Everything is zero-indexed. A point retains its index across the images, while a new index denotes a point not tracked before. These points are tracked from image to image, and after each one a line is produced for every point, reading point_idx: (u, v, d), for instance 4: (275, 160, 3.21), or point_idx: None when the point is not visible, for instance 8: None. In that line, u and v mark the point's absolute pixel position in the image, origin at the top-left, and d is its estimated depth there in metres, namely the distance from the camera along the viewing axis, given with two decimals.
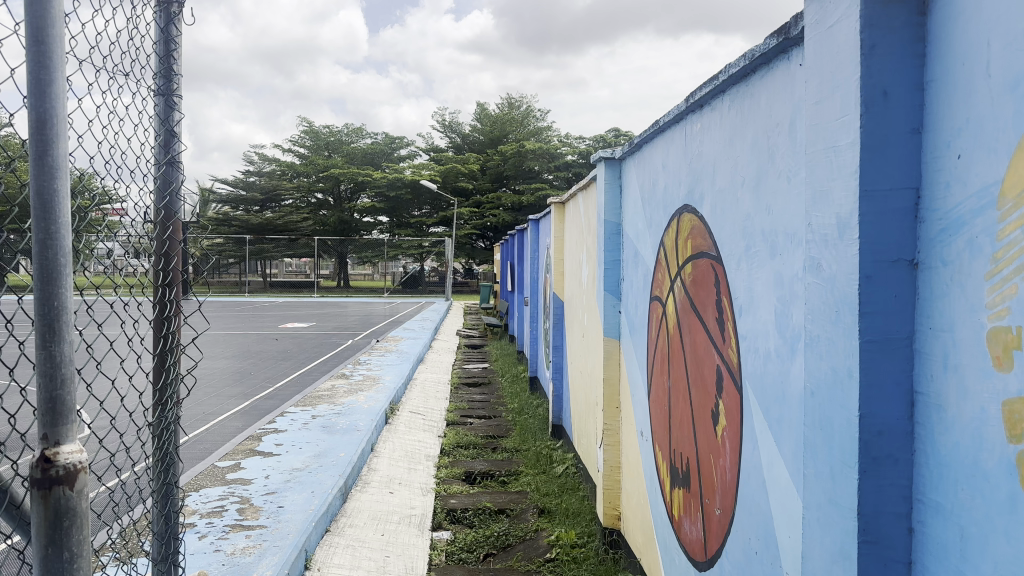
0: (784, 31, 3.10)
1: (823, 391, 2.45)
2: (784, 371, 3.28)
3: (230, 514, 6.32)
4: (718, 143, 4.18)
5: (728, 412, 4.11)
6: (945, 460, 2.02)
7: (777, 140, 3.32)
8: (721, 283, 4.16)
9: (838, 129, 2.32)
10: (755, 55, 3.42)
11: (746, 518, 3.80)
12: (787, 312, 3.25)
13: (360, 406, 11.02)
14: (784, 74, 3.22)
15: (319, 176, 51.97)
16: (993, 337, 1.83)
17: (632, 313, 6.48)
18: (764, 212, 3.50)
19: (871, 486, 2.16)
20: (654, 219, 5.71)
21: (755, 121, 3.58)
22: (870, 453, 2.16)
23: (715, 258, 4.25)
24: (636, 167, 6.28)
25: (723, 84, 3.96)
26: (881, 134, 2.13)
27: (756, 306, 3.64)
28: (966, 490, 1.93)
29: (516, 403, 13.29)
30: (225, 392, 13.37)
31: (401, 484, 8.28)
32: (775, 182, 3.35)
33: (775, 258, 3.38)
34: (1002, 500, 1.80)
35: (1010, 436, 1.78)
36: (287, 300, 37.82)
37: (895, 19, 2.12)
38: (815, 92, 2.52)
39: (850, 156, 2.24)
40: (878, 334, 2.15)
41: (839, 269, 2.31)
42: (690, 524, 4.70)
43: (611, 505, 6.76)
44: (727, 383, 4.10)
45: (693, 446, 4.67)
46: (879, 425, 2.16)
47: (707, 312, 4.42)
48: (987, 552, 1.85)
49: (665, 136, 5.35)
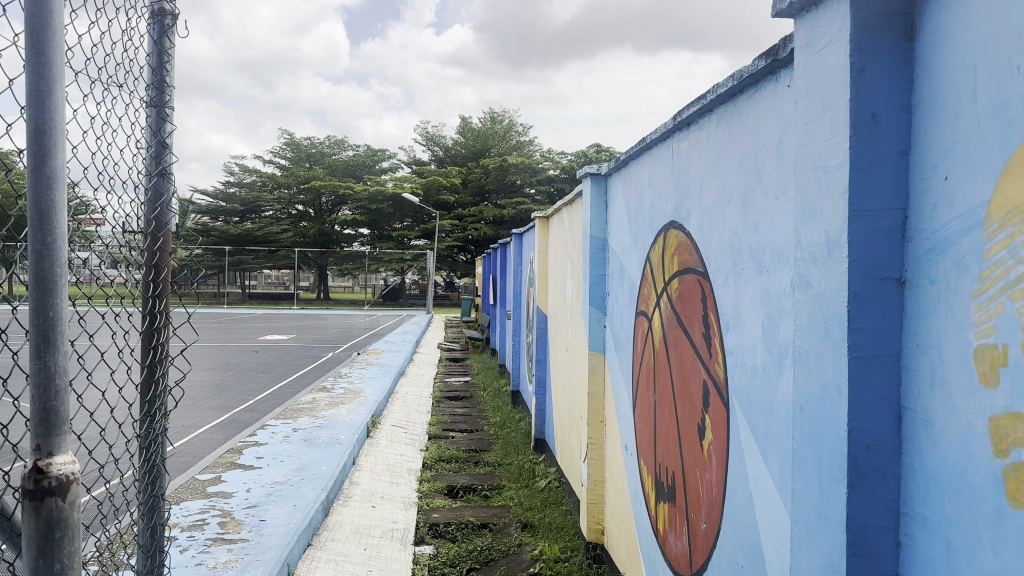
0: (774, 53, 3.16)
1: (812, 406, 2.49)
2: (771, 386, 3.33)
3: (211, 527, 6.26)
4: (705, 161, 4.25)
5: (714, 425, 4.15)
6: (933, 475, 2.06)
7: (765, 159, 3.39)
8: (709, 299, 4.21)
9: (827, 148, 2.38)
10: (743, 75, 3.49)
11: (732, 532, 3.83)
12: (774, 328, 3.30)
13: (341, 419, 10.96)
14: (771, 95, 3.29)
15: (302, 188, 51.89)
16: (980, 354, 1.88)
17: (617, 327, 6.53)
18: (752, 230, 3.56)
19: (858, 499, 2.20)
20: (640, 234, 5.77)
21: (744, 140, 3.63)
22: (858, 467, 2.20)
23: (702, 274, 4.31)
24: (622, 184, 6.35)
25: (710, 103, 4.03)
26: (870, 156, 2.19)
27: (742, 321, 3.70)
28: (953, 504, 1.98)
29: (498, 416, 13.32)
30: (206, 404, 13.29)
31: (383, 497, 8.23)
32: (763, 200, 3.41)
33: (762, 275, 3.43)
34: (989, 513, 1.84)
35: (998, 451, 1.82)
36: (267, 313, 37.60)
37: (884, 44, 2.18)
38: (805, 113, 2.58)
39: (839, 176, 2.29)
40: (866, 350, 2.20)
41: (828, 287, 2.36)
42: (676, 538, 4.73)
43: (596, 520, 6.80)
44: (714, 398, 4.14)
45: (679, 459, 4.71)
46: (867, 439, 2.20)
47: (694, 327, 4.47)
48: (975, 565, 1.88)
49: (653, 153, 5.41)
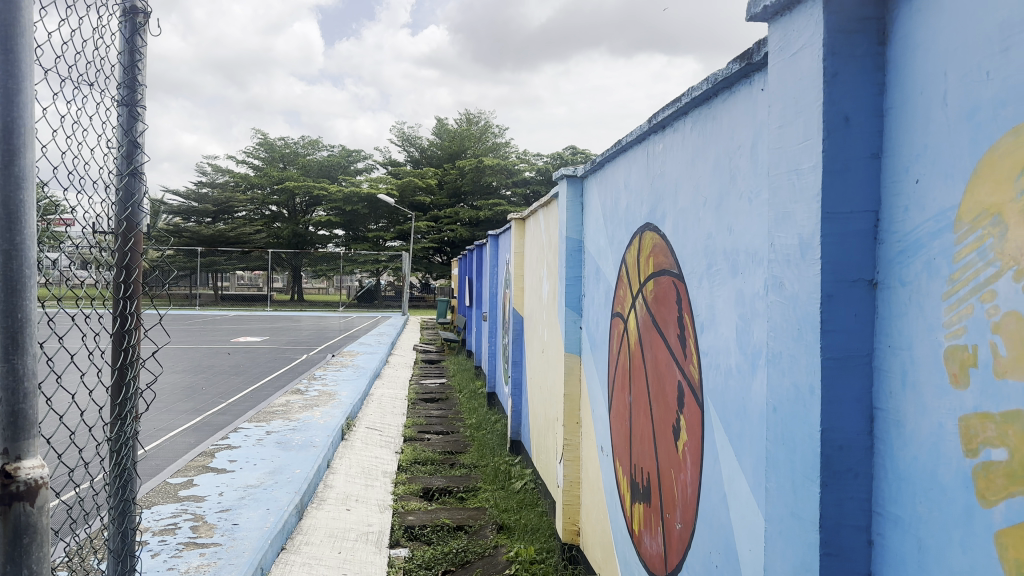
0: (748, 57, 3.19)
1: (785, 406, 2.52)
2: (744, 387, 3.36)
3: (184, 531, 6.18)
4: (680, 163, 4.27)
5: (689, 425, 4.17)
6: (904, 474, 2.09)
7: (739, 163, 3.42)
8: (684, 301, 4.24)
9: (800, 151, 2.41)
10: (718, 79, 3.52)
11: (707, 532, 3.86)
12: (748, 329, 3.33)
13: (316, 422, 10.88)
14: (746, 98, 3.32)
15: (276, 189, 51.44)
16: (951, 355, 1.92)
17: (593, 329, 6.55)
18: (726, 232, 3.59)
19: (831, 499, 2.23)
20: (616, 236, 5.79)
21: (719, 143, 3.66)
22: (830, 467, 2.23)
23: (677, 275, 4.34)
24: (598, 186, 6.38)
25: (685, 106, 4.06)
26: (842, 159, 2.22)
27: (716, 322, 3.73)
28: (924, 503, 2.01)
29: (474, 418, 13.29)
30: (178, 407, 13.12)
31: (358, 500, 8.18)
32: (737, 203, 3.44)
33: (736, 277, 3.47)
34: (958, 512, 1.87)
35: (968, 451, 1.85)
36: (240, 315, 37.21)
37: (856, 48, 2.22)
38: (779, 117, 2.61)
39: (812, 178, 2.32)
40: (838, 351, 2.23)
41: (801, 288, 2.39)
42: (651, 539, 4.75)
43: (571, 520, 6.81)
44: (689, 399, 4.17)
45: (654, 460, 4.74)
46: (840, 439, 2.23)
47: (669, 328, 4.50)
48: (945, 563, 1.91)
49: (628, 156, 5.44)
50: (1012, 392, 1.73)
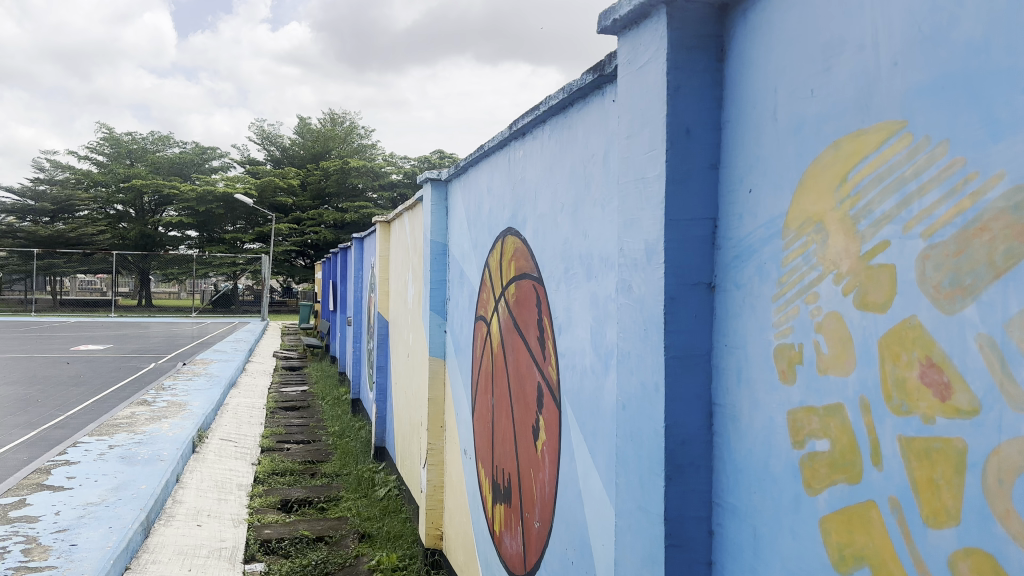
0: (600, 68, 3.29)
1: (633, 404, 2.61)
2: (598, 387, 3.46)
3: (11, 556, 5.62)
4: (539, 169, 4.35)
5: (547, 426, 4.25)
6: (740, 466, 2.22)
7: (593, 170, 3.52)
8: (543, 304, 4.31)
9: (646, 160, 2.50)
10: (573, 89, 3.61)
11: (563, 529, 3.94)
12: (601, 331, 3.43)
13: (164, 434, 10.23)
14: (598, 108, 3.43)
15: (122, 186, 48.11)
16: (779, 353, 2.06)
17: (457, 332, 6.55)
18: (581, 237, 3.68)
19: (676, 492, 2.33)
20: (479, 240, 5.82)
21: (574, 150, 3.76)
22: (674, 462, 2.33)
23: (537, 279, 4.40)
24: (462, 190, 6.39)
25: (543, 113, 4.14)
26: (685, 168, 2.33)
27: (573, 324, 3.82)
28: (757, 492, 2.14)
29: (336, 426, 12.96)
30: (5, 421, 11.96)
31: (210, 515, 7.75)
32: (591, 209, 3.54)
33: (591, 281, 3.56)
34: (788, 500, 2.01)
35: (795, 442, 1.99)
36: (79, 321, 34.46)
37: (696, 64, 2.33)
38: (627, 126, 2.69)
39: (656, 187, 2.41)
40: (682, 351, 2.33)
41: (647, 291, 2.48)
42: (511, 539, 4.80)
43: (434, 525, 6.77)
44: (548, 400, 4.24)
45: (515, 461, 4.79)
46: (682, 435, 2.33)
47: (529, 330, 4.57)
48: (777, 548, 2.05)
49: (490, 160, 5.48)
50: (832, 387, 1.88)
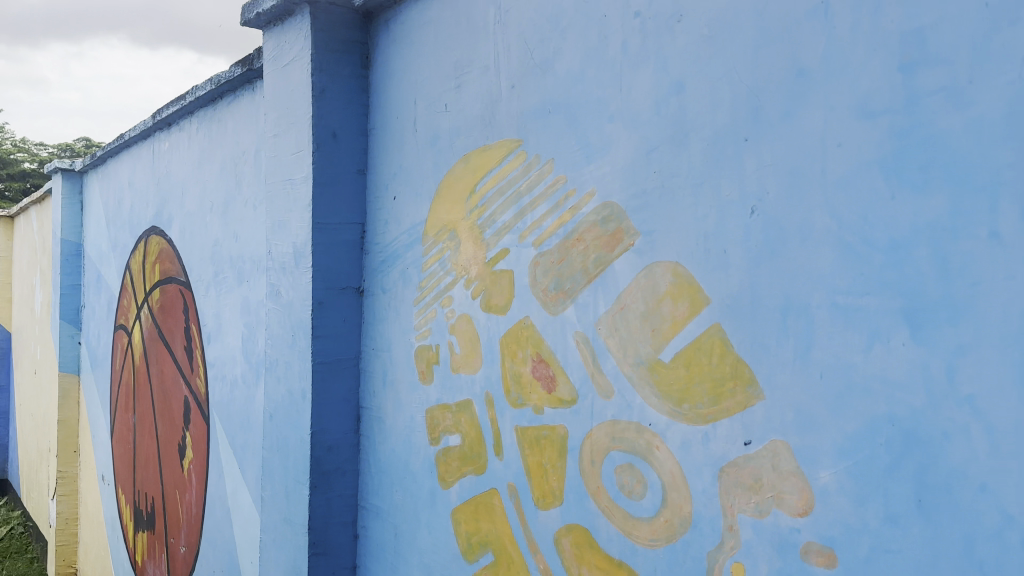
0: (249, 62, 3.15)
1: (279, 414, 2.76)
2: (248, 397, 3.30)
3: None
4: (185, 165, 4.03)
5: (195, 442, 3.93)
6: (384, 467, 2.53)
7: (243, 169, 3.36)
8: (191, 310, 3.99)
9: (293, 162, 2.71)
10: (221, 81, 3.40)
11: (210, 551, 3.67)
12: (252, 338, 3.28)
13: None
14: (248, 104, 3.29)
15: None
16: (419, 354, 2.40)
17: (93, 343, 5.80)
18: (232, 238, 3.48)
19: (320, 500, 2.56)
20: (118, 239, 5.21)
21: (224, 147, 3.55)
22: (321, 468, 2.57)
23: (184, 283, 4.06)
24: (98, 182, 5.68)
25: (190, 105, 3.84)
26: (333, 172, 2.62)
27: (222, 332, 3.59)
28: (399, 492, 2.46)
29: None
30: None
31: None
32: (241, 210, 3.37)
33: (242, 285, 3.39)
34: (425, 495, 2.34)
35: (432, 439, 2.32)
36: None
37: (342, 67, 2.65)
38: (273, 125, 2.85)
39: (303, 188, 2.64)
40: (329, 356, 2.59)
41: (295, 295, 2.67)
42: (154, 568, 4.36)
43: (66, 560, 6.10)
44: (195, 415, 3.93)
45: (158, 484, 4.36)
46: (329, 441, 2.58)
47: (175, 340, 4.20)
48: (415, 541, 2.37)
49: (132, 152, 4.94)
50: (463, 384, 2.23)
